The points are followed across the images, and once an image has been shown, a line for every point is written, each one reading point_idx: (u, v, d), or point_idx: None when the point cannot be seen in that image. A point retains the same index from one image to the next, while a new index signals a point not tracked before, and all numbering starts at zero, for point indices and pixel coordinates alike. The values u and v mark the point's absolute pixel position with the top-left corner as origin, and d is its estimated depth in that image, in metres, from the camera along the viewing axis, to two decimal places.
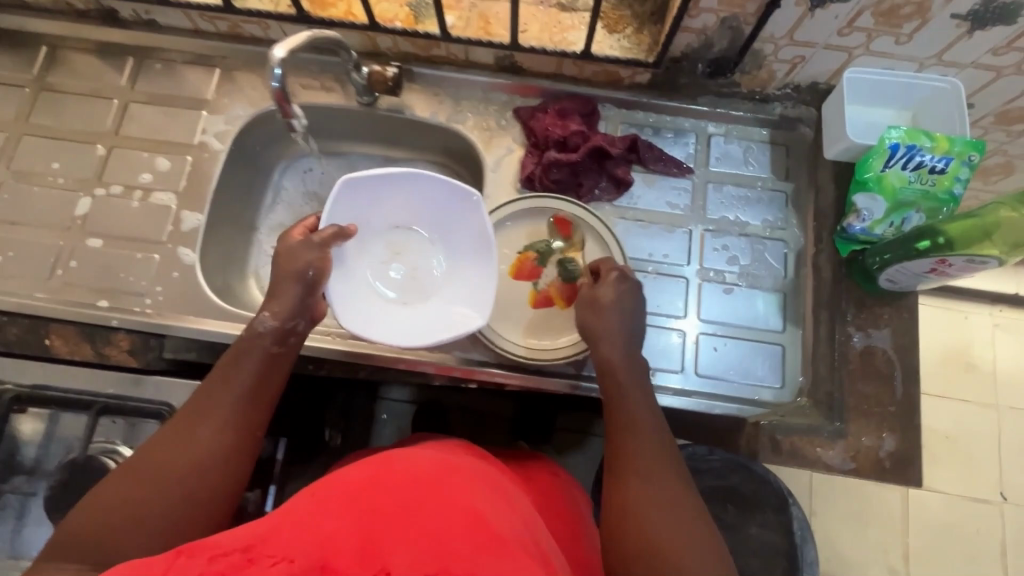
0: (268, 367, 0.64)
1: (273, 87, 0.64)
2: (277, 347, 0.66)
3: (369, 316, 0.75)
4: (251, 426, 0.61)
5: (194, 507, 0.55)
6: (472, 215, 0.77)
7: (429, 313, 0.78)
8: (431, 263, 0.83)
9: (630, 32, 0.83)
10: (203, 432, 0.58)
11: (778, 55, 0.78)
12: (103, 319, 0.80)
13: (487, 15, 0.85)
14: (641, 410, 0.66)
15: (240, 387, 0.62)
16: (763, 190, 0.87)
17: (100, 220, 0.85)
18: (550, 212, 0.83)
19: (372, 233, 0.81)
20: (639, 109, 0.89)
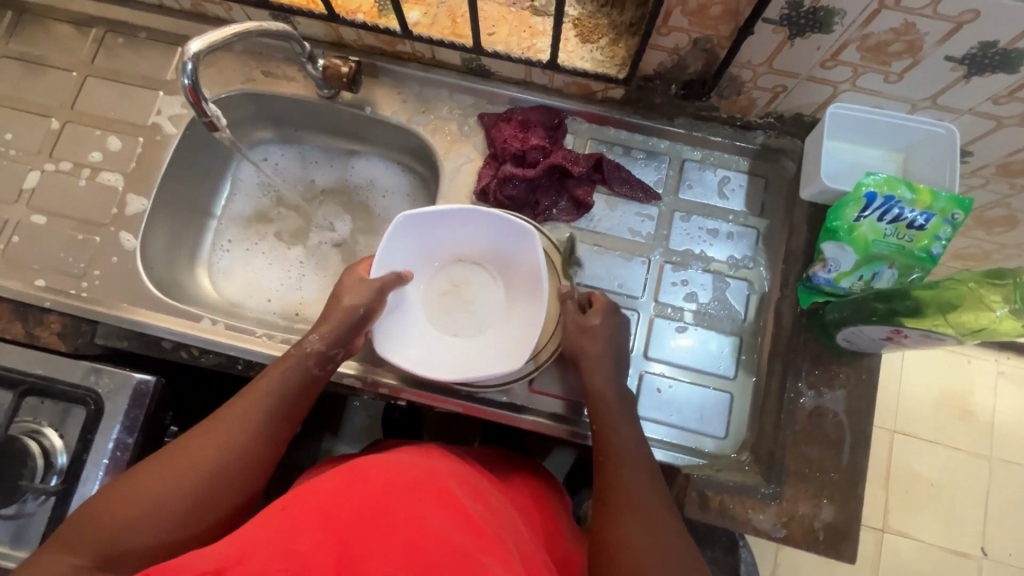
0: (300, 386, 0.65)
1: (184, 83, 0.61)
2: (315, 369, 0.67)
3: (421, 349, 0.77)
4: (273, 441, 0.62)
5: (204, 511, 0.56)
6: (529, 252, 0.76)
7: (480, 350, 0.78)
8: (491, 299, 0.83)
9: (605, 43, 0.77)
10: (234, 442, 0.60)
11: (757, 82, 0.71)
12: (37, 300, 0.79)
13: (456, 12, 0.79)
14: (630, 441, 0.64)
15: (274, 403, 0.63)
16: (734, 225, 0.82)
17: (45, 197, 0.83)
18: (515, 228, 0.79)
19: (433, 266, 0.83)
20: (612, 125, 0.84)
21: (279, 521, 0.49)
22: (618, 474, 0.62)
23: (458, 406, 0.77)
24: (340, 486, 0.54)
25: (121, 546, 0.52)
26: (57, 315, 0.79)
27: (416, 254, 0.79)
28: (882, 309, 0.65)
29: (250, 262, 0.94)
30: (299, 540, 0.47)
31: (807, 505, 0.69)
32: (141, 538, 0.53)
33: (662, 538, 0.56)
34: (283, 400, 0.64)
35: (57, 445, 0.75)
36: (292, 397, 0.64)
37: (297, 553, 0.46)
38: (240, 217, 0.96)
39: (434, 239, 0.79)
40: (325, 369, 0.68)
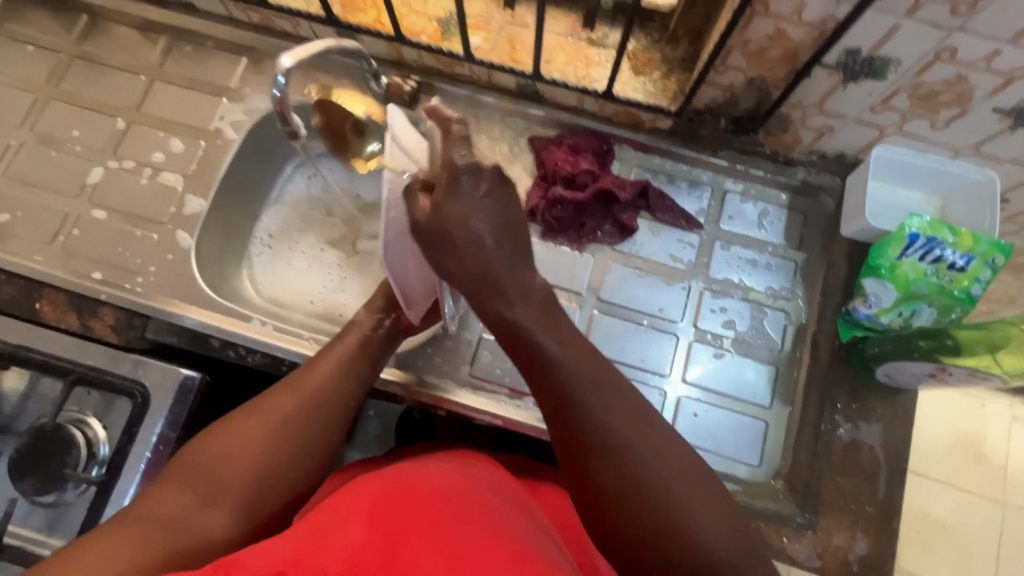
0: (360, 347, 0.71)
1: (273, 95, 0.61)
2: (371, 332, 0.73)
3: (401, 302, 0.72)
4: (340, 396, 0.67)
5: (282, 455, 0.61)
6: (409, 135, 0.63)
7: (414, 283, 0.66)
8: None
9: (657, 76, 0.81)
10: (307, 393, 0.65)
11: (806, 121, 0.74)
12: (93, 292, 0.81)
13: (515, 40, 0.84)
14: (553, 348, 0.54)
15: (339, 364, 0.69)
16: (772, 256, 0.84)
17: (106, 193, 0.86)
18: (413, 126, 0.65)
19: None
20: (656, 154, 0.87)
21: (329, 521, 0.51)
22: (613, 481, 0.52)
23: (498, 419, 0.78)
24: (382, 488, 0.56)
25: (218, 481, 0.58)
26: (110, 308, 0.81)
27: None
28: (925, 346, 0.68)
29: (288, 262, 0.95)
30: (351, 535, 0.49)
31: (841, 537, 0.71)
32: (230, 479, 0.58)
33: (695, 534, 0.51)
34: (346, 360, 0.69)
35: (100, 436, 0.77)
36: (350, 356, 0.70)
37: (351, 547, 0.48)
38: (286, 220, 0.97)
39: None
40: (376, 334, 0.73)
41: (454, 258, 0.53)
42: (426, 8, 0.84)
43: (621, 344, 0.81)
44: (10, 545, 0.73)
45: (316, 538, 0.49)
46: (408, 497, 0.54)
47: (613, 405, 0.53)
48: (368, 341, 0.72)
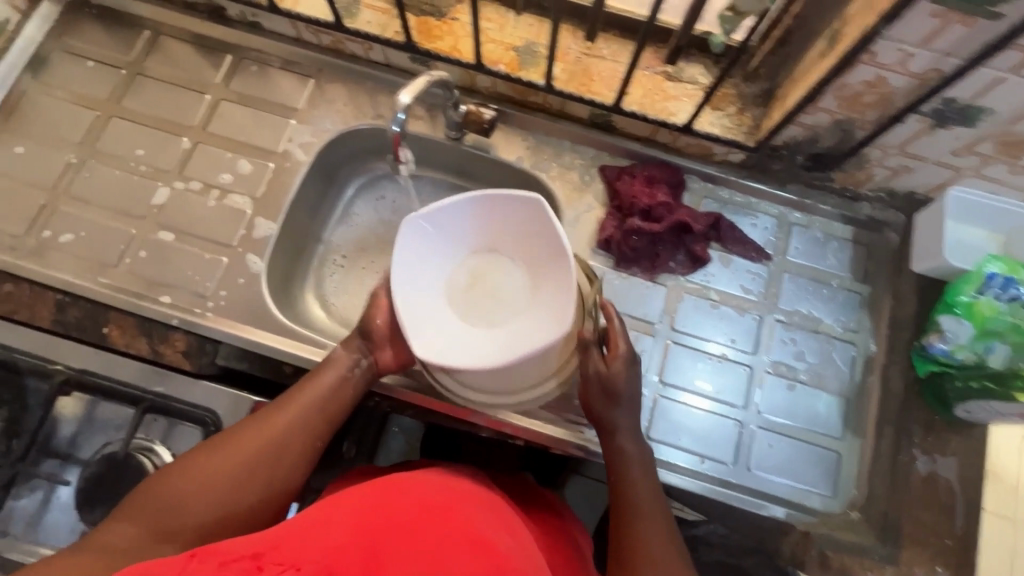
0: (338, 387, 0.68)
1: (394, 130, 0.65)
2: (351, 373, 0.70)
3: (458, 350, 0.69)
4: (311, 438, 0.64)
5: (244, 497, 0.58)
6: (529, 220, 0.72)
7: (526, 332, 0.70)
8: (516, 282, 0.76)
9: (733, 111, 0.82)
10: (273, 427, 0.62)
11: (884, 161, 0.76)
12: (162, 316, 0.80)
13: (591, 71, 0.84)
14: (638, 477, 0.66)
15: (308, 398, 0.66)
16: (839, 289, 0.85)
17: (172, 214, 0.84)
18: (513, 204, 0.71)
19: (456, 259, 0.77)
20: (724, 187, 0.88)
21: (312, 520, 0.48)
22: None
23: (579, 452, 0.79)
24: (374, 498, 0.52)
25: (174, 515, 0.54)
26: (181, 333, 0.79)
27: (416, 265, 0.72)
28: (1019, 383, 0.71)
29: (354, 285, 0.94)
30: (333, 536, 0.46)
31: (922, 568, 0.73)
32: (188, 516, 0.54)
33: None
34: (321, 401, 0.67)
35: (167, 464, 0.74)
36: (326, 396, 0.67)
37: (331, 548, 0.44)
38: (348, 242, 0.96)
39: (441, 241, 0.74)
40: (353, 375, 0.70)
41: (608, 406, 0.68)
42: (504, 37, 0.85)
43: (693, 375, 0.82)
44: None
45: (296, 533, 0.46)
46: (402, 509, 0.50)
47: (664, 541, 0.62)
48: (344, 382, 0.69)
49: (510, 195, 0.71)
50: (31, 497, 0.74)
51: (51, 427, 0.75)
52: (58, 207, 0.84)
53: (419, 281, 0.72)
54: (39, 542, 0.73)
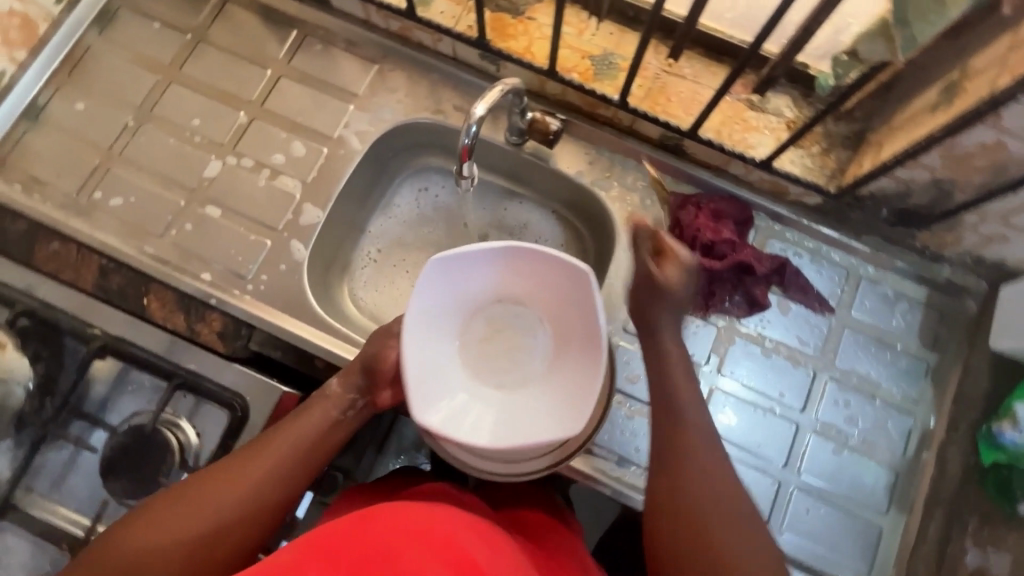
0: (326, 427, 0.63)
1: (465, 141, 0.65)
2: (342, 416, 0.65)
3: (461, 416, 0.64)
4: (290, 486, 0.60)
5: (212, 555, 0.56)
6: (570, 286, 0.64)
7: (532, 412, 0.65)
8: (537, 345, 0.69)
9: (816, 151, 0.77)
10: (251, 475, 0.58)
11: (978, 228, 0.70)
12: (202, 294, 0.79)
13: (669, 90, 0.79)
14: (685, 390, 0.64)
15: (293, 442, 0.61)
16: (903, 354, 0.79)
17: (221, 189, 0.83)
18: (558, 262, 0.63)
19: (475, 306, 0.70)
20: (792, 229, 0.82)
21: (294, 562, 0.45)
22: (696, 525, 0.57)
23: (605, 489, 0.75)
24: (357, 525, 0.48)
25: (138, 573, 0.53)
26: (218, 313, 0.78)
27: (434, 308, 0.65)
28: None
29: (392, 281, 0.92)
30: None
31: None
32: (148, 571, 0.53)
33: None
34: (304, 447, 0.62)
35: (193, 442, 0.74)
36: (310, 440, 0.62)
37: None
38: (390, 236, 0.94)
39: (467, 283, 0.67)
40: (346, 415, 0.65)
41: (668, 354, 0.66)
42: (581, 44, 0.81)
43: (731, 425, 0.77)
44: None
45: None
46: (389, 535, 0.46)
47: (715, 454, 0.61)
48: (336, 424, 0.64)
49: (557, 254, 0.63)
50: (57, 458, 0.74)
51: (82, 390, 0.75)
52: (110, 169, 0.83)
53: (432, 326, 0.65)
54: (62, 503, 0.73)
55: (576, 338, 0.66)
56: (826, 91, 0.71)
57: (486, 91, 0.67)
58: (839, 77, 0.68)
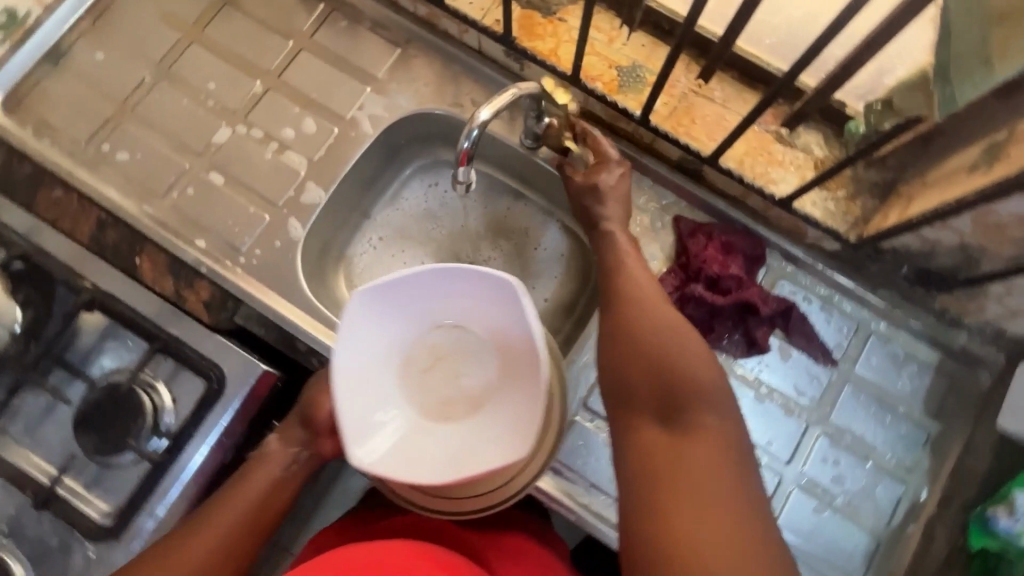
0: (271, 490, 0.69)
1: (464, 146, 0.62)
2: (285, 471, 0.71)
3: (405, 454, 0.61)
4: (233, 556, 0.64)
5: None
6: (508, 304, 0.63)
7: (483, 440, 0.63)
8: (482, 373, 0.67)
9: (842, 196, 0.74)
10: (203, 541, 0.63)
11: (1003, 300, 0.66)
12: (195, 262, 0.79)
13: (695, 112, 0.76)
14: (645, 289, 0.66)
15: (241, 505, 0.66)
16: (904, 419, 0.75)
17: (228, 158, 0.82)
18: (495, 282, 0.62)
19: (416, 336, 0.67)
20: (806, 273, 0.78)
21: None
22: (676, 388, 0.56)
23: (573, 515, 0.76)
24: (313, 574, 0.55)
25: None
26: (207, 282, 0.78)
27: (367, 340, 0.63)
28: None
29: (389, 270, 0.91)
30: None
31: None
32: None
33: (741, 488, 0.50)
34: (250, 509, 0.67)
35: (167, 407, 0.73)
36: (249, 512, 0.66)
37: None
38: (394, 227, 0.92)
39: (397, 313, 0.65)
40: (289, 470, 0.71)
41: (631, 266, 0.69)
42: (609, 52, 0.77)
43: None
44: (64, 499, 0.72)
45: None
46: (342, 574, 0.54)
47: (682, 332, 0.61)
48: (282, 482, 0.70)
49: (490, 271, 0.62)
50: (32, 406, 0.74)
51: (66, 341, 0.75)
52: (121, 123, 0.83)
53: (367, 357, 0.63)
54: (31, 450, 0.74)
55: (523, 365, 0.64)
56: (855, 137, 0.68)
57: (499, 92, 0.65)
58: (873, 124, 0.64)
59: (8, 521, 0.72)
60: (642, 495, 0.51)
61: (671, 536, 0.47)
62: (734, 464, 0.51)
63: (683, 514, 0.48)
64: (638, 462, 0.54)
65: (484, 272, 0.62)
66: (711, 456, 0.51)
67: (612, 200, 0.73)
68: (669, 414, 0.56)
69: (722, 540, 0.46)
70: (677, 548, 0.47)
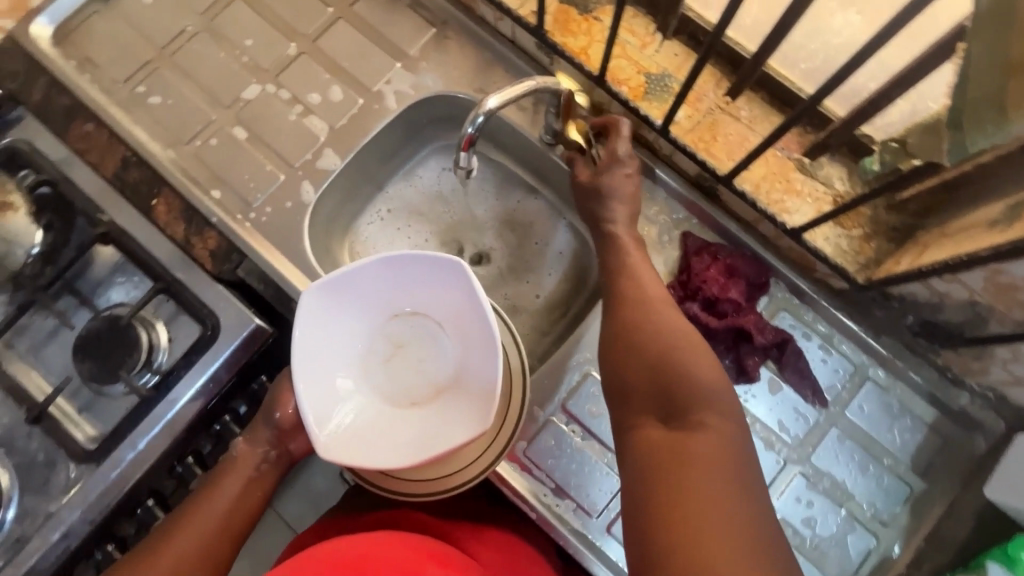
0: (240, 493, 0.70)
1: (468, 130, 0.63)
2: (257, 470, 0.72)
3: (373, 445, 0.63)
4: (211, 558, 0.65)
5: None
6: (461, 288, 0.64)
7: (446, 420, 0.65)
8: (443, 357, 0.69)
9: (857, 235, 0.71)
10: (176, 546, 0.64)
11: (1007, 365, 0.64)
12: (207, 211, 0.81)
13: (718, 129, 0.74)
14: (651, 285, 0.67)
15: (214, 510, 0.68)
16: (888, 471, 0.73)
17: (254, 114, 0.84)
18: (448, 265, 0.63)
19: (375, 325, 0.69)
20: (809, 308, 0.76)
21: None
22: (679, 388, 0.57)
23: (534, 513, 0.76)
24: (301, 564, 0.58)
25: None
26: (216, 232, 0.80)
27: (323, 336, 0.64)
28: None
29: (394, 245, 0.93)
30: None
31: None
32: None
33: (747, 484, 0.50)
34: (220, 514, 0.68)
35: (162, 345, 0.76)
36: (217, 519, 0.67)
37: None
38: (406, 202, 0.94)
39: (354, 306, 0.66)
40: (260, 469, 0.72)
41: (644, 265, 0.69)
42: (641, 58, 0.76)
43: None
44: (54, 419, 0.74)
45: None
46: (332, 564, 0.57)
47: (687, 327, 0.62)
48: (254, 483, 0.71)
49: (438, 255, 0.63)
50: (38, 327, 0.78)
51: (80, 270, 0.78)
52: (159, 68, 0.86)
53: (329, 351, 0.65)
54: (32, 368, 0.77)
55: (482, 350, 0.65)
56: (870, 173, 0.65)
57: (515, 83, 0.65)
58: (886, 163, 0.62)
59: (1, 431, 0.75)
60: (645, 493, 0.51)
61: (676, 531, 0.47)
62: (738, 457, 0.51)
63: (688, 509, 0.47)
64: (642, 460, 0.54)
65: (435, 258, 0.63)
66: (716, 451, 0.51)
67: (621, 206, 0.73)
68: (672, 415, 0.56)
69: (732, 535, 0.46)
70: (684, 541, 0.46)
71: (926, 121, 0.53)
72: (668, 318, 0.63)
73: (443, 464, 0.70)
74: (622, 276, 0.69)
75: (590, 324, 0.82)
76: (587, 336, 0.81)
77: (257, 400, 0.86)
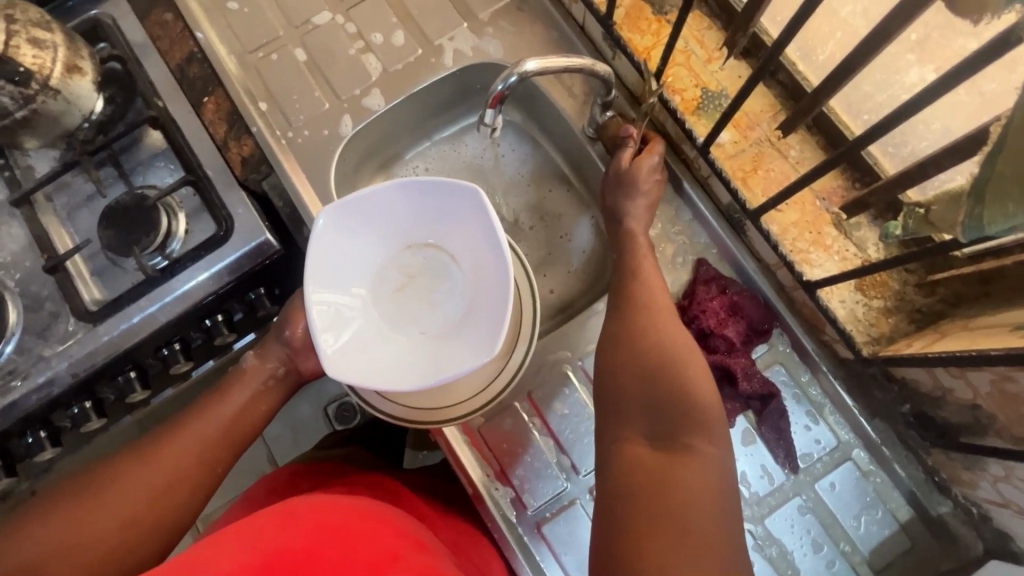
0: (242, 399, 0.69)
1: (498, 88, 0.64)
2: (265, 383, 0.71)
3: (379, 367, 0.63)
4: (211, 458, 0.64)
5: (160, 505, 0.59)
6: (479, 219, 0.65)
7: (451, 349, 0.65)
8: (452, 291, 0.69)
9: (876, 306, 0.67)
10: (184, 441, 0.63)
11: (996, 484, 0.59)
12: (250, 120, 0.84)
13: (761, 163, 0.71)
14: (660, 300, 0.64)
15: (221, 416, 0.66)
16: (843, 558, 0.69)
17: (317, 40, 0.87)
18: (467, 190, 0.64)
19: (389, 252, 0.69)
20: (808, 370, 0.72)
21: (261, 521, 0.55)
22: (678, 409, 0.55)
23: (473, 487, 0.76)
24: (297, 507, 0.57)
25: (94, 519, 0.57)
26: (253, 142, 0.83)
27: (337, 256, 0.65)
28: None
29: None
30: (271, 538, 0.53)
31: None
32: (100, 518, 0.57)
33: (727, 521, 0.49)
34: (227, 420, 0.66)
35: (178, 234, 0.79)
36: (217, 432, 0.65)
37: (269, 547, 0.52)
38: (444, 162, 0.95)
39: (372, 228, 0.67)
40: (268, 382, 0.71)
41: (659, 294, 0.65)
42: (702, 72, 0.74)
43: None
44: (65, 274, 0.79)
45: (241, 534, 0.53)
46: (327, 517, 0.57)
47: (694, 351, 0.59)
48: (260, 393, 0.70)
49: (457, 183, 0.64)
50: (77, 188, 0.83)
51: (126, 146, 0.82)
52: None
53: (343, 271, 0.66)
54: (63, 223, 0.82)
55: (497, 285, 0.64)
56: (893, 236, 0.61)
57: (553, 58, 0.66)
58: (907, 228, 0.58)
59: (20, 273, 0.80)
60: (626, 508, 0.50)
61: (651, 562, 0.46)
62: (722, 490, 0.51)
63: (670, 542, 0.46)
64: (628, 479, 0.52)
65: (456, 187, 0.64)
66: (703, 482, 0.50)
67: (642, 215, 0.71)
68: (660, 435, 0.55)
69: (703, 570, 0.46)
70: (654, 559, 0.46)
71: (953, 191, 0.50)
72: (662, 330, 0.61)
73: (446, 394, 0.72)
74: (624, 281, 0.67)
75: (581, 324, 0.81)
76: (574, 335, 0.80)
77: (252, 310, 0.89)
